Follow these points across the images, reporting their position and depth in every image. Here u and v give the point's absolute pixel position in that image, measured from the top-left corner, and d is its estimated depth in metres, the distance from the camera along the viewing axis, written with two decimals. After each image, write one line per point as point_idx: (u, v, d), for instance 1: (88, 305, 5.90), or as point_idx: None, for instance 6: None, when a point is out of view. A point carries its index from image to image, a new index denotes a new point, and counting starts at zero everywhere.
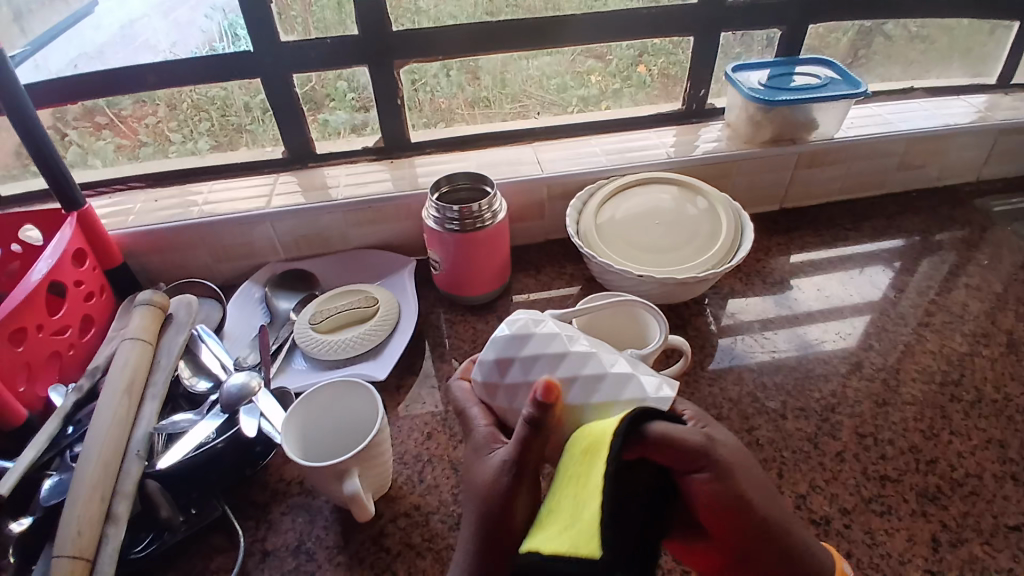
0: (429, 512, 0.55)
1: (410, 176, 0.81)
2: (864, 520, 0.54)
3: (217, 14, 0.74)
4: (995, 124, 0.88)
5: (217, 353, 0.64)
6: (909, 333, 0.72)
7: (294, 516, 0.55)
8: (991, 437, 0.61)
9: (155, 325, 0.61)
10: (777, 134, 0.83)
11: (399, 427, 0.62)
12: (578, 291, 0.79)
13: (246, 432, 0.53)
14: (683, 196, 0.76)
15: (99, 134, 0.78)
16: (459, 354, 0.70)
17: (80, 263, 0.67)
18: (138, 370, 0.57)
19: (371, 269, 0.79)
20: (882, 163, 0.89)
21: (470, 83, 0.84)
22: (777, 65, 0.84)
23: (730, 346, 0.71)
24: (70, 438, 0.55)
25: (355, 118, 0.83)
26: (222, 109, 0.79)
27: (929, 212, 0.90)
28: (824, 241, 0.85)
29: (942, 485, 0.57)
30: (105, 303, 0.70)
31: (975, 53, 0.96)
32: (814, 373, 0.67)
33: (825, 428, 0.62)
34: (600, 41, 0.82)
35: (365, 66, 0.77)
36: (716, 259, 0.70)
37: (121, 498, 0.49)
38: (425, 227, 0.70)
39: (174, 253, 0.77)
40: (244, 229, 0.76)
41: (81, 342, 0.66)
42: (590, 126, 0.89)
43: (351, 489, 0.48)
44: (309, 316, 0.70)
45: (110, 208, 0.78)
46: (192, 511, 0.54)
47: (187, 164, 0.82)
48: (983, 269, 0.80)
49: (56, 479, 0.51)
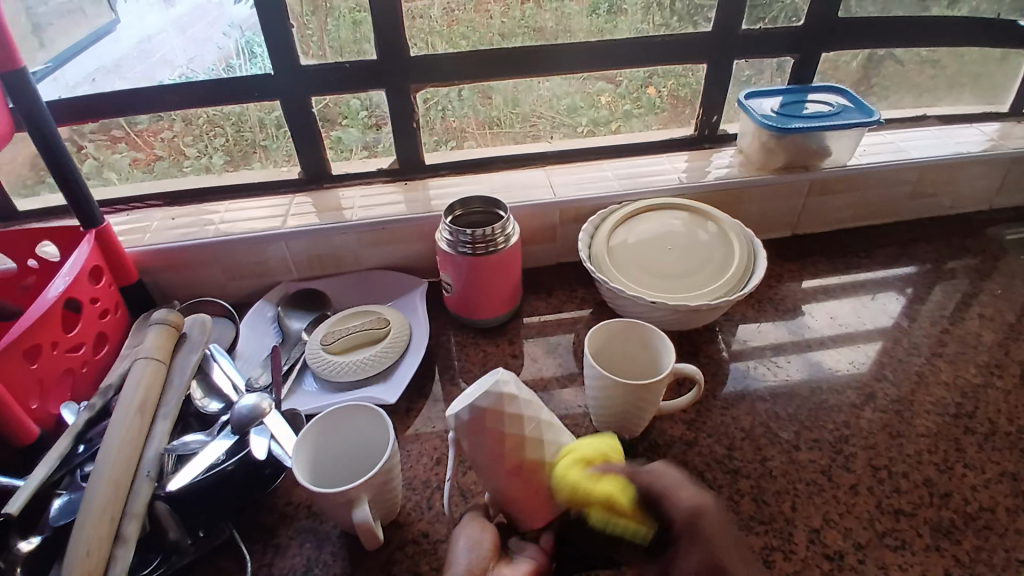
0: (438, 540, 0.54)
1: (423, 199, 0.81)
2: (878, 555, 0.54)
3: (234, 31, 0.74)
4: (1007, 153, 0.88)
5: (229, 373, 0.64)
6: (922, 363, 0.71)
7: (301, 542, 0.55)
8: (1005, 470, 0.60)
9: (169, 344, 0.62)
10: (790, 162, 0.83)
11: (408, 451, 0.62)
12: (589, 315, 0.79)
13: (257, 453, 0.54)
14: (694, 222, 0.76)
15: (115, 148, 0.80)
16: (469, 377, 0.70)
17: (96, 280, 0.67)
18: (151, 391, 0.57)
19: (383, 290, 0.79)
20: (895, 190, 0.89)
21: (482, 103, 0.84)
22: (788, 91, 0.84)
23: (743, 372, 0.70)
24: (81, 456, 0.55)
25: (368, 137, 0.84)
26: (237, 125, 0.80)
27: (943, 240, 0.89)
28: (836, 268, 0.85)
29: (957, 520, 0.56)
30: (119, 319, 0.71)
31: (988, 82, 0.96)
32: (826, 403, 0.67)
33: (838, 461, 0.61)
34: (612, 67, 0.82)
35: (379, 90, 0.79)
36: (729, 287, 0.70)
37: (130, 518, 0.49)
38: (438, 250, 0.70)
39: (187, 270, 0.77)
40: (258, 249, 0.76)
41: (94, 359, 0.66)
42: (603, 149, 0.90)
43: (361, 517, 0.48)
44: (320, 337, 0.70)
45: (127, 225, 0.79)
46: (199, 533, 0.54)
47: (202, 182, 0.84)
48: (997, 299, 0.80)
49: (66, 498, 0.52)
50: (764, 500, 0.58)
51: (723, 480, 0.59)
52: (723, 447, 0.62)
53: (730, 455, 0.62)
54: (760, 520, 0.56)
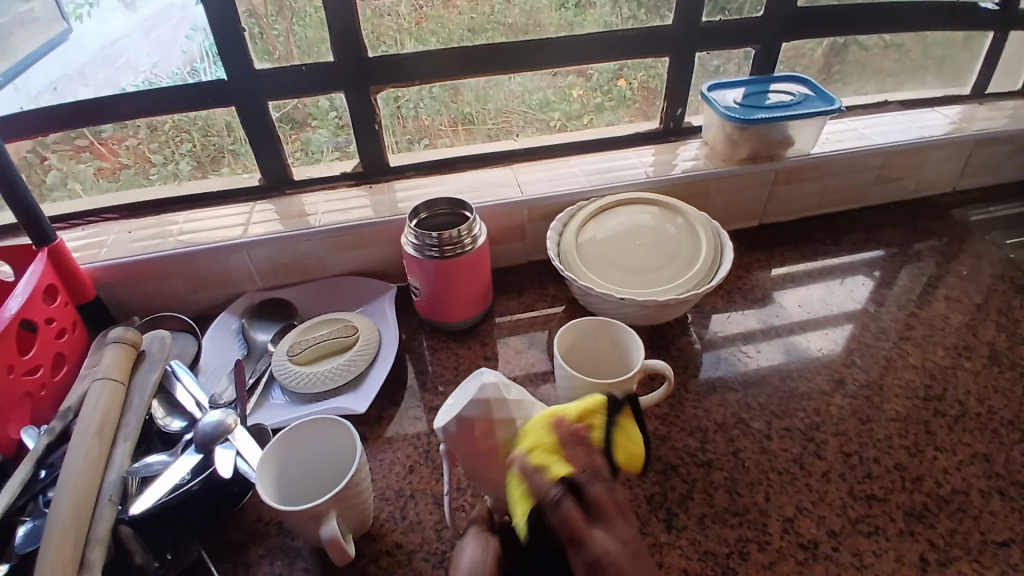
0: (412, 550, 0.54)
1: (390, 202, 0.80)
2: (852, 542, 0.54)
3: (198, 34, 0.72)
4: (969, 136, 0.89)
5: (190, 391, 0.62)
6: (891, 348, 0.72)
7: (272, 559, 0.54)
8: (976, 451, 0.61)
9: (128, 363, 0.60)
10: (756, 152, 0.84)
11: (380, 460, 0.61)
12: (562, 312, 0.78)
13: (222, 472, 0.53)
14: (662, 216, 0.76)
15: (79, 157, 0.77)
16: (441, 381, 0.69)
17: (51, 298, 0.65)
18: (110, 412, 0.55)
19: (352, 296, 0.78)
20: (860, 176, 0.89)
21: (452, 100, 0.83)
22: (752, 81, 0.85)
23: (715, 363, 0.71)
24: (41, 483, 0.53)
25: (336, 140, 0.82)
26: (203, 129, 0.78)
27: (909, 223, 0.91)
28: (804, 255, 0.86)
29: (930, 503, 0.57)
30: (78, 338, 0.69)
31: (949, 65, 0.97)
32: (798, 392, 0.67)
33: (811, 449, 0.61)
34: (583, 60, 0.82)
35: (344, 91, 0.77)
36: (698, 280, 0.70)
37: (93, 545, 0.48)
38: (405, 254, 0.69)
39: (149, 284, 0.75)
40: (221, 259, 0.75)
41: (53, 380, 0.64)
42: (573, 144, 0.89)
43: (328, 533, 0.47)
44: (286, 347, 0.69)
45: (84, 239, 0.77)
46: (167, 556, 0.52)
47: (166, 191, 0.82)
48: (962, 280, 0.81)
49: (30, 526, 0.50)
50: (739, 492, 0.58)
51: (696, 474, 0.59)
52: (697, 441, 0.62)
53: (704, 448, 0.62)
54: (735, 512, 0.56)
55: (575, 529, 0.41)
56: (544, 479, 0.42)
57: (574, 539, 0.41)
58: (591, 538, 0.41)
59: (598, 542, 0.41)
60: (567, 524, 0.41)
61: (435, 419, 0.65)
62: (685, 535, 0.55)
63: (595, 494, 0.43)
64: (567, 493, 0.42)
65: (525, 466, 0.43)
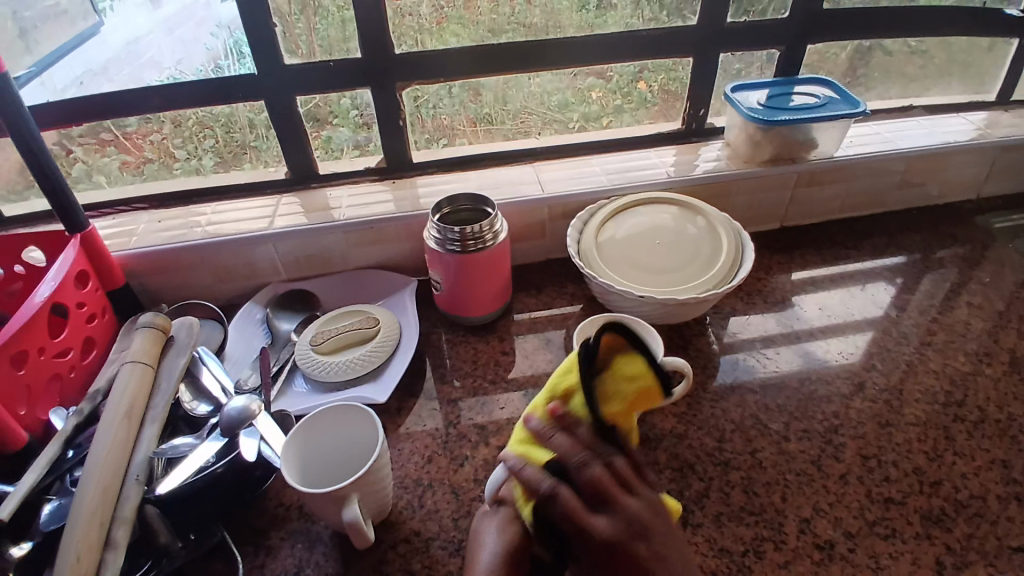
0: (429, 538, 0.55)
1: (412, 198, 0.81)
2: (868, 544, 0.54)
3: (222, 31, 0.73)
4: (994, 142, 0.88)
5: (217, 374, 0.64)
6: (911, 352, 0.71)
7: (293, 543, 0.55)
8: (995, 457, 0.60)
9: (156, 348, 0.62)
10: (777, 154, 0.84)
11: (399, 450, 0.62)
12: (579, 311, 0.79)
13: (247, 456, 0.54)
14: (682, 216, 0.76)
15: (104, 151, 0.79)
16: (459, 375, 0.70)
17: (82, 285, 0.67)
18: (138, 395, 0.57)
19: (373, 289, 0.79)
20: (883, 181, 0.89)
21: (473, 100, 0.84)
22: (776, 83, 0.84)
23: (733, 363, 0.71)
24: (69, 462, 0.55)
25: (358, 137, 0.84)
26: (227, 126, 0.80)
27: (932, 229, 0.90)
28: (825, 259, 0.85)
29: (947, 507, 0.56)
30: (106, 324, 0.71)
31: (975, 71, 0.96)
32: (816, 394, 0.67)
33: (828, 450, 0.61)
34: (602, 61, 0.82)
35: (366, 88, 0.78)
36: (717, 280, 0.70)
37: (120, 522, 0.49)
38: (427, 248, 0.70)
39: (175, 272, 0.77)
40: (246, 250, 0.76)
41: (82, 364, 0.66)
42: (593, 145, 0.90)
43: (350, 516, 0.48)
44: (309, 337, 0.70)
45: (113, 229, 0.79)
46: (190, 536, 0.53)
47: (191, 183, 0.83)
48: (986, 287, 0.80)
49: (55, 505, 0.52)
50: (754, 491, 0.58)
51: (712, 472, 0.60)
52: (713, 440, 0.63)
53: (720, 447, 0.62)
54: (751, 511, 0.56)
55: (594, 495, 0.43)
56: (564, 438, 0.46)
57: (598, 506, 0.43)
58: (614, 509, 0.43)
59: (624, 513, 0.43)
60: (591, 486, 0.43)
61: (454, 412, 0.66)
62: (701, 532, 0.55)
63: (620, 467, 0.45)
64: (590, 458, 0.45)
65: (536, 428, 0.47)
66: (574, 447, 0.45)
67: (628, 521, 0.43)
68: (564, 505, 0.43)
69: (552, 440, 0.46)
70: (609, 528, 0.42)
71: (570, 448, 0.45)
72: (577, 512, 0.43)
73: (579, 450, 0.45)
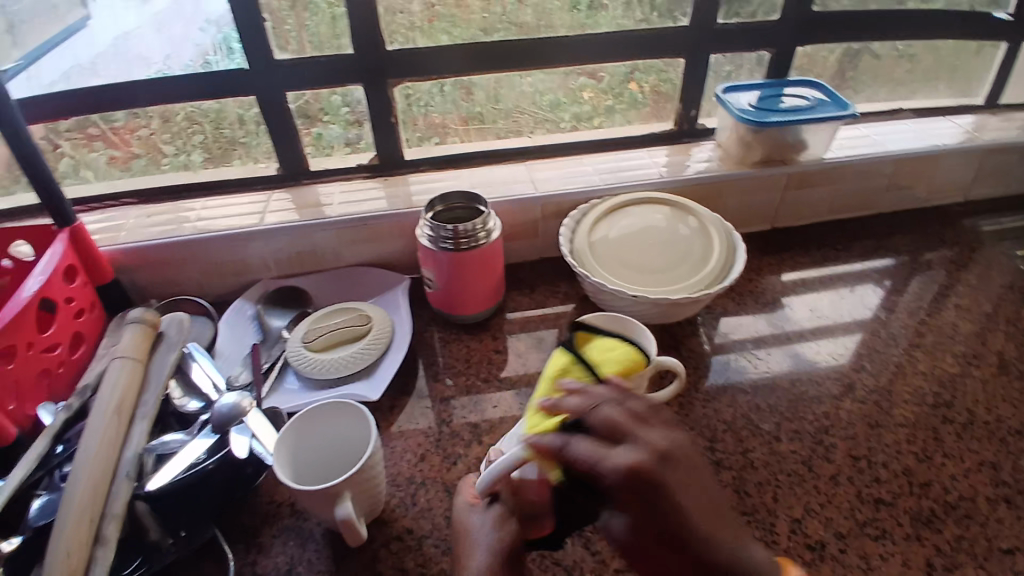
0: (423, 536, 0.55)
1: (405, 195, 0.81)
2: (859, 545, 0.55)
3: (211, 27, 0.73)
4: (980, 146, 0.90)
5: (208, 371, 0.64)
6: (899, 353, 0.72)
7: (285, 541, 0.55)
8: (983, 459, 0.61)
9: (147, 344, 0.61)
10: (768, 155, 0.84)
11: (392, 448, 0.62)
12: (572, 310, 0.79)
13: (237, 453, 0.54)
14: (675, 216, 0.77)
15: (91, 145, 0.78)
16: (452, 373, 0.70)
17: (71, 279, 0.66)
18: (129, 391, 0.56)
19: (366, 287, 0.79)
20: (871, 183, 0.90)
21: (464, 99, 0.84)
22: (768, 85, 0.85)
23: (724, 363, 0.71)
24: (58, 457, 0.54)
25: (349, 133, 0.83)
26: (216, 122, 0.79)
27: (918, 231, 0.91)
28: (814, 260, 0.86)
29: (937, 509, 0.57)
30: (95, 319, 0.70)
31: (962, 76, 0.98)
32: (807, 395, 0.68)
33: (819, 451, 0.62)
34: (594, 61, 0.83)
35: (359, 84, 0.78)
36: (709, 280, 0.71)
37: (110, 519, 0.49)
38: (420, 245, 0.70)
39: (165, 268, 0.76)
40: (237, 246, 0.75)
41: (70, 360, 0.65)
42: (585, 144, 0.90)
43: (343, 513, 0.48)
44: (301, 335, 0.69)
45: (101, 223, 0.78)
46: (181, 533, 0.53)
47: (180, 179, 0.82)
48: (971, 289, 0.81)
49: (46, 499, 0.51)
50: (746, 492, 0.58)
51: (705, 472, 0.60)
52: (706, 439, 0.63)
53: (713, 447, 0.62)
54: (744, 511, 0.57)
55: (612, 435, 0.42)
56: (580, 398, 0.46)
57: (618, 442, 0.42)
58: (634, 441, 0.41)
59: (646, 442, 0.42)
60: (606, 426, 0.42)
61: (447, 410, 0.66)
62: None
63: (633, 409, 0.44)
64: (606, 403, 0.44)
65: (547, 404, 0.47)
66: (585, 402, 0.45)
67: (653, 451, 0.41)
68: (581, 452, 0.41)
69: (563, 404, 0.46)
70: (636, 457, 0.40)
71: (581, 403, 0.45)
72: (598, 449, 0.41)
73: (591, 404, 0.44)
